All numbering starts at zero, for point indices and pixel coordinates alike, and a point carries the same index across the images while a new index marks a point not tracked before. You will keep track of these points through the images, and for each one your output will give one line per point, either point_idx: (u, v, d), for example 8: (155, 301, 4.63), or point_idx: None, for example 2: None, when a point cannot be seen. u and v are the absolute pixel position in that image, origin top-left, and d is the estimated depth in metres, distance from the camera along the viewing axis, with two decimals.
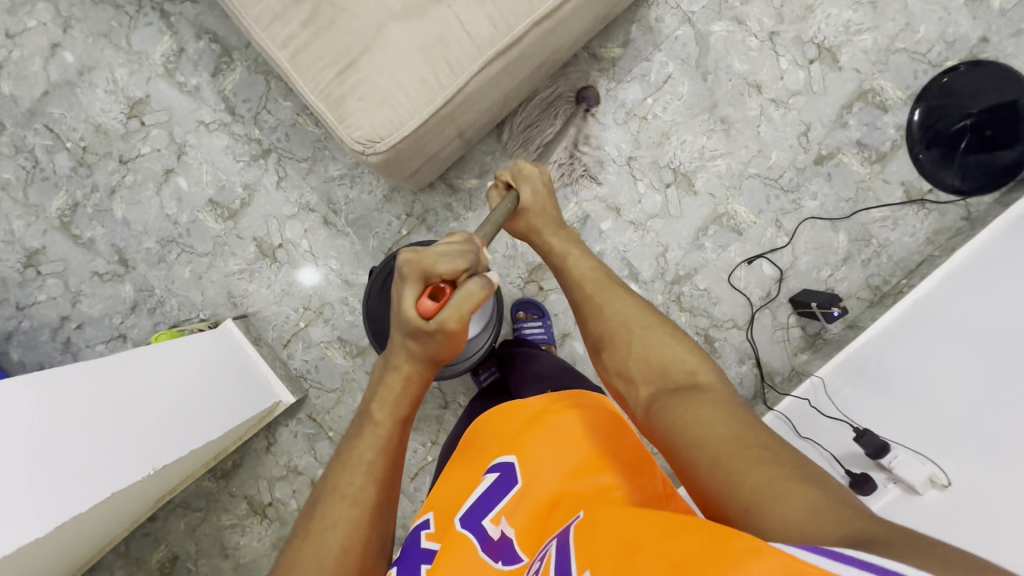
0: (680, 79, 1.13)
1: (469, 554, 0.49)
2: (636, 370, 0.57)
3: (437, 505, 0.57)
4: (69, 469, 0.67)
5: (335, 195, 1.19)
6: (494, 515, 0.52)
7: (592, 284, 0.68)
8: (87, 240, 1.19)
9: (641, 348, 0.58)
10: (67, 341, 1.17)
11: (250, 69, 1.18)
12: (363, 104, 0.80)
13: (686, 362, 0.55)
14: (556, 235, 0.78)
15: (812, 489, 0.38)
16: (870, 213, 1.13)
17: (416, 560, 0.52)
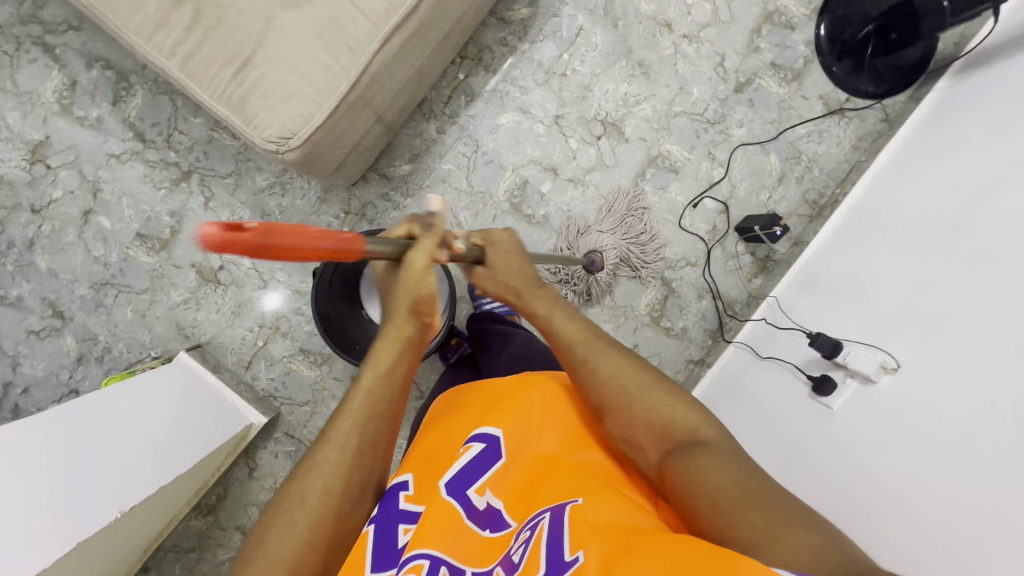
0: (591, 30, 1.12)
1: (455, 521, 0.46)
2: (640, 432, 0.52)
3: (415, 470, 0.55)
4: (38, 521, 0.66)
5: (268, 206, 1.15)
6: (478, 486, 0.50)
7: (583, 345, 0.60)
8: (13, 299, 1.13)
9: (641, 410, 0.53)
10: (15, 408, 1.11)
11: (153, 91, 1.13)
12: (268, 101, 0.77)
13: (687, 419, 0.52)
14: (542, 300, 0.66)
15: (812, 532, 0.39)
16: (795, 130, 1.16)
17: (393, 518, 0.50)
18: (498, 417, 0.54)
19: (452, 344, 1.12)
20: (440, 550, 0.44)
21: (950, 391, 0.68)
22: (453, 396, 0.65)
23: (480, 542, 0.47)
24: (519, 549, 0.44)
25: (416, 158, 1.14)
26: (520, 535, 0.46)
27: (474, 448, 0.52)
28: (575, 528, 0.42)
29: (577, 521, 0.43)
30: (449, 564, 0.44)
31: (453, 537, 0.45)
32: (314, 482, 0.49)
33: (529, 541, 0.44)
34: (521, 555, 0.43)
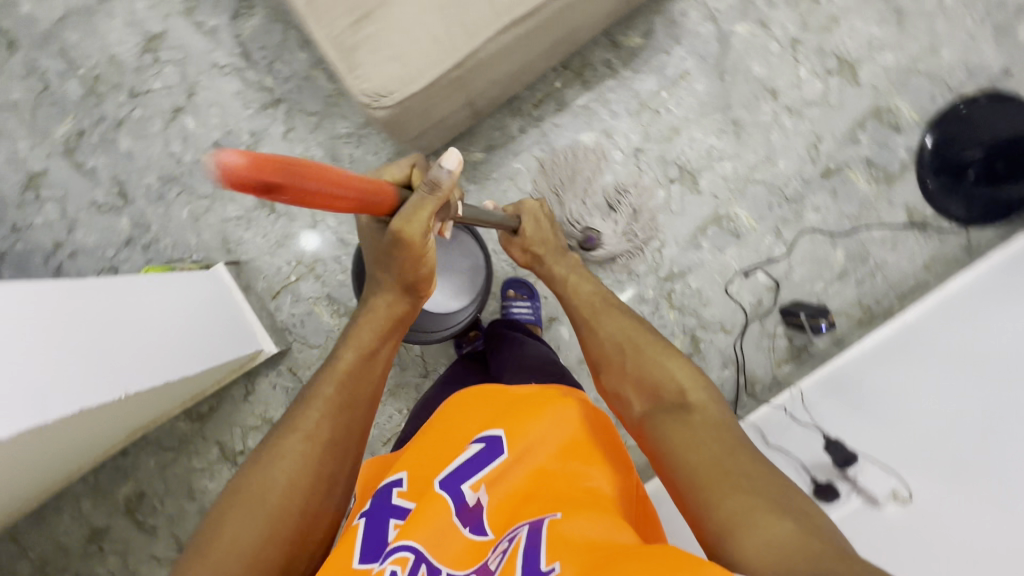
0: (697, 76, 1.12)
1: (443, 514, 0.48)
2: (628, 388, 0.58)
3: (410, 462, 0.55)
4: (50, 386, 0.68)
5: (341, 152, 1.18)
6: (474, 481, 0.51)
7: (588, 308, 0.70)
8: (90, 169, 1.21)
9: (634, 366, 0.59)
10: (58, 267, 1.21)
11: (270, 16, 1.18)
12: (375, 57, 0.80)
13: (678, 380, 0.55)
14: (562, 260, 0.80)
15: (786, 521, 0.40)
16: (870, 232, 1.13)
17: (383, 513, 0.51)
18: (501, 423, 0.55)
19: (470, 335, 1.12)
20: (423, 544, 0.46)
21: (955, 547, 0.66)
22: (462, 398, 0.61)
23: (465, 547, 0.48)
24: (495, 557, 0.47)
25: (491, 149, 1.15)
26: (500, 544, 0.48)
27: (473, 448, 0.53)
28: (553, 547, 0.44)
29: (553, 537, 0.45)
30: (428, 562, 0.46)
31: (437, 531, 0.48)
32: (273, 468, 0.53)
33: (505, 552, 0.46)
34: (498, 564, 0.45)
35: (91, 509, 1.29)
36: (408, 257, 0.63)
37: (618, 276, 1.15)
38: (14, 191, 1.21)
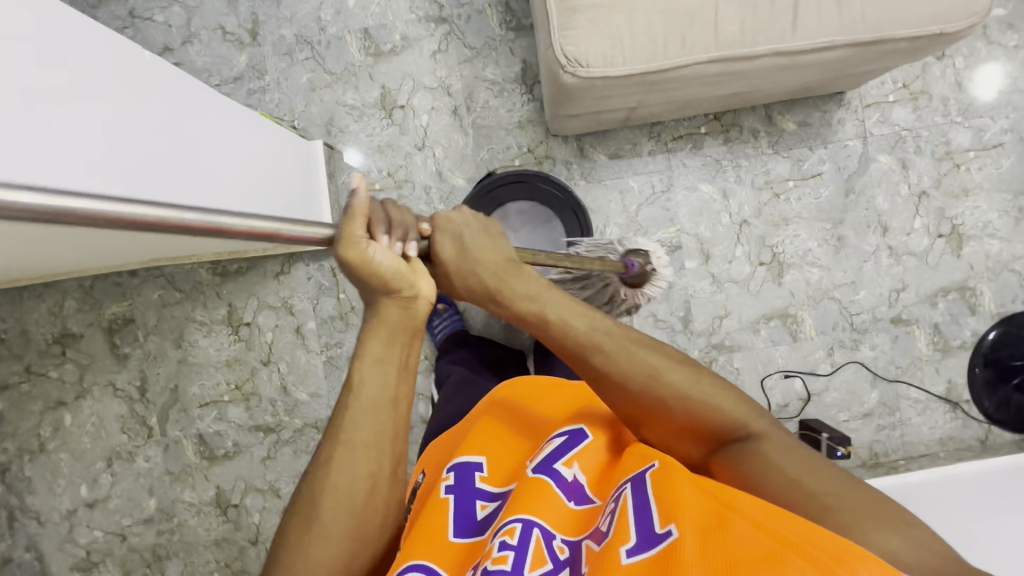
0: (826, 182, 1.15)
1: (548, 491, 0.54)
2: (681, 433, 0.60)
3: (485, 452, 0.64)
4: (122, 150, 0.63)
5: (477, 94, 1.16)
6: (566, 461, 0.57)
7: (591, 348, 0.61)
8: None
9: (677, 412, 0.59)
10: None
11: None
12: (590, 26, 0.80)
13: (730, 413, 0.59)
14: (520, 282, 0.62)
15: (878, 526, 0.47)
16: (909, 389, 1.17)
17: (471, 492, 0.59)
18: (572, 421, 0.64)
19: (438, 308, 1.17)
20: (534, 514, 0.51)
21: None
22: (503, 391, 0.74)
23: (571, 514, 0.54)
24: (608, 520, 0.51)
25: (616, 157, 1.16)
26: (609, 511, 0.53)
27: (557, 441, 0.60)
28: (661, 500, 0.49)
29: (662, 494, 0.49)
30: (541, 527, 0.51)
31: (546, 504, 0.53)
32: (331, 479, 0.57)
33: (616, 513, 0.51)
34: (611, 524, 0.50)
35: (72, 312, 1.23)
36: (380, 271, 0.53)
37: (672, 325, 1.17)
38: None
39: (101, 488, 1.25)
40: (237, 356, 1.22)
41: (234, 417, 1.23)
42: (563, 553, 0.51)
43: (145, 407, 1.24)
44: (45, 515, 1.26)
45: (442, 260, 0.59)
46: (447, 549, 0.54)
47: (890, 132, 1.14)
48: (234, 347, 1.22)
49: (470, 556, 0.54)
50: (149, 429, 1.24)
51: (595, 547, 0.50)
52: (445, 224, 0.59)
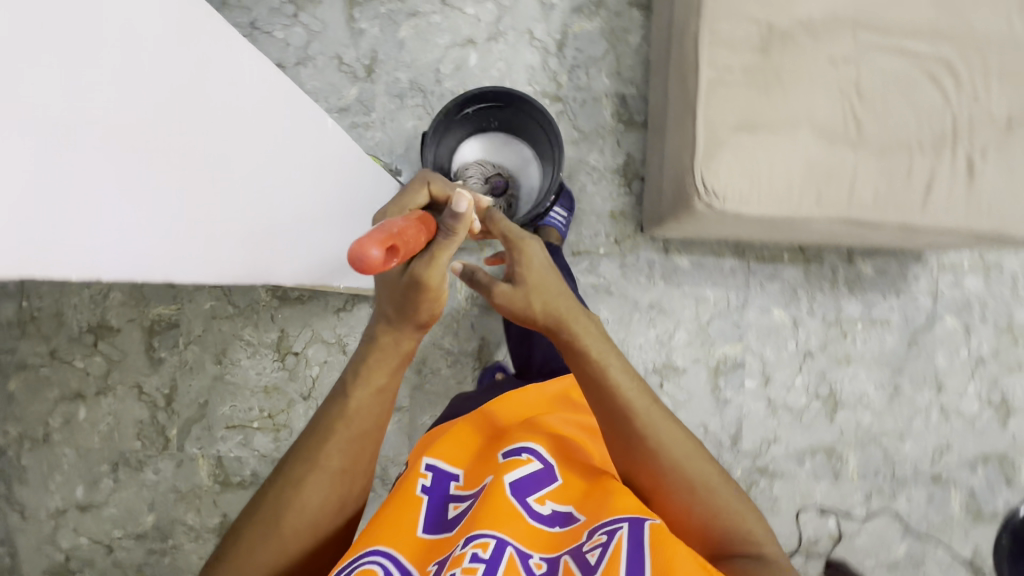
0: (892, 331, 1.18)
1: (517, 516, 0.54)
2: (693, 520, 0.57)
3: (458, 456, 0.64)
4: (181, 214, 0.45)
5: (576, 177, 1.18)
6: (538, 496, 0.58)
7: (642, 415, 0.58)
8: (357, 30, 1.18)
9: (695, 502, 0.57)
10: None
11: (603, 30, 1.18)
12: (733, 164, 0.82)
13: (742, 520, 0.56)
14: (586, 327, 0.59)
15: None
16: (937, 548, 1.18)
17: (443, 496, 0.59)
18: (537, 437, 0.63)
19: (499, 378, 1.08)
20: (504, 533, 0.52)
21: None
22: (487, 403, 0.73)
23: (541, 534, 0.55)
24: (594, 549, 0.51)
25: (698, 266, 1.18)
26: (592, 534, 0.53)
27: (533, 464, 0.59)
28: (656, 547, 0.48)
29: (656, 539, 0.49)
30: (513, 547, 0.52)
31: (519, 525, 0.54)
32: (304, 501, 0.55)
33: (606, 545, 0.50)
34: (598, 557, 0.50)
35: (115, 304, 1.18)
36: (427, 299, 0.51)
37: (721, 440, 1.17)
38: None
39: (100, 492, 1.18)
40: (277, 384, 1.18)
41: (258, 445, 1.18)
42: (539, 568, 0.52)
43: (168, 416, 1.18)
44: (30, 510, 1.18)
45: (523, 277, 0.58)
46: (411, 540, 0.55)
47: (959, 296, 1.18)
48: (276, 374, 1.18)
49: (435, 552, 0.54)
50: (166, 441, 1.18)
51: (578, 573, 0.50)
52: (532, 259, 0.59)
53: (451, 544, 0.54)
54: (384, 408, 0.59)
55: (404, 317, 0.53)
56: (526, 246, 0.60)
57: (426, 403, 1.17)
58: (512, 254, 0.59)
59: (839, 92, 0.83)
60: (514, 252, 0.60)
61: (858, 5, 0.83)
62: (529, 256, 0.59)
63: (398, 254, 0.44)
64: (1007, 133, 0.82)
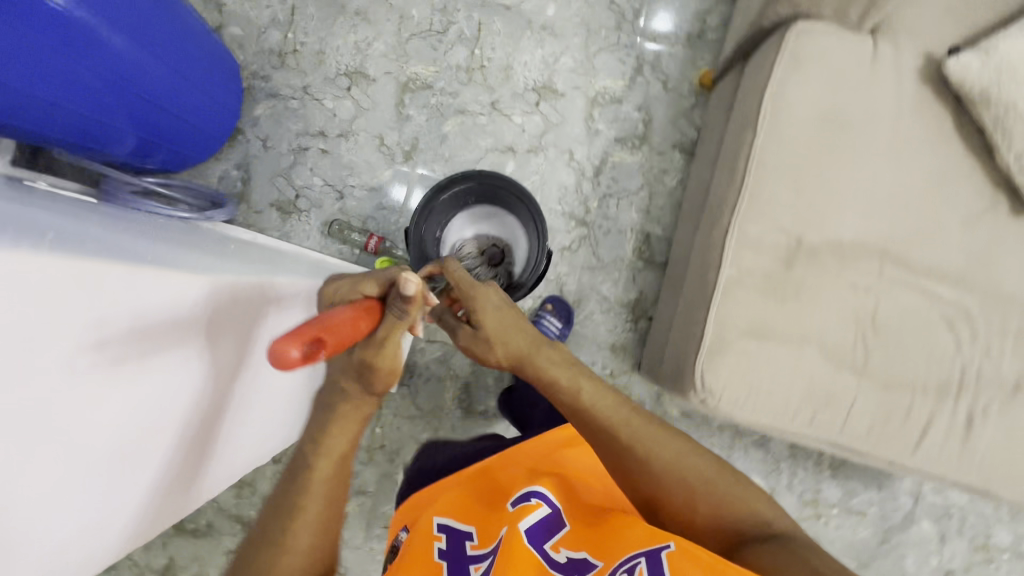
0: (866, 524, 1.16)
1: (536, 562, 0.55)
2: (699, 512, 0.61)
3: (456, 510, 0.65)
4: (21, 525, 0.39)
5: (586, 303, 1.18)
6: (552, 543, 0.58)
7: (611, 428, 0.65)
8: (404, 114, 1.20)
9: (693, 488, 0.62)
10: (305, 150, 1.20)
11: (642, 166, 1.19)
12: (735, 369, 0.82)
13: (734, 491, 0.62)
14: (547, 358, 0.70)
15: None
16: None
17: (455, 554, 0.59)
18: (538, 487, 0.65)
19: None
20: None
21: None
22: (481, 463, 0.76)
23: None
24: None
25: (687, 416, 1.17)
26: (615, 572, 0.53)
27: (542, 508, 0.62)
28: (678, 563, 0.50)
29: (678, 559, 0.50)
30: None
31: (539, 573, 0.54)
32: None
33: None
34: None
35: None
36: (383, 373, 0.56)
37: None
38: (334, 67, 1.21)
39: None
40: None
41: (219, 498, 1.18)
42: None
43: None
44: None
45: (482, 325, 0.68)
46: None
47: (940, 503, 1.17)
48: None
49: None
50: None
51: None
52: (484, 305, 0.68)
53: None
54: (344, 472, 0.58)
55: (358, 388, 0.57)
56: (478, 295, 0.68)
57: (391, 492, 1.17)
58: (470, 302, 0.68)
59: (854, 319, 0.83)
60: (469, 302, 0.68)
61: (891, 237, 0.83)
62: (483, 308, 0.68)
63: (325, 344, 0.45)
64: (1012, 396, 0.82)
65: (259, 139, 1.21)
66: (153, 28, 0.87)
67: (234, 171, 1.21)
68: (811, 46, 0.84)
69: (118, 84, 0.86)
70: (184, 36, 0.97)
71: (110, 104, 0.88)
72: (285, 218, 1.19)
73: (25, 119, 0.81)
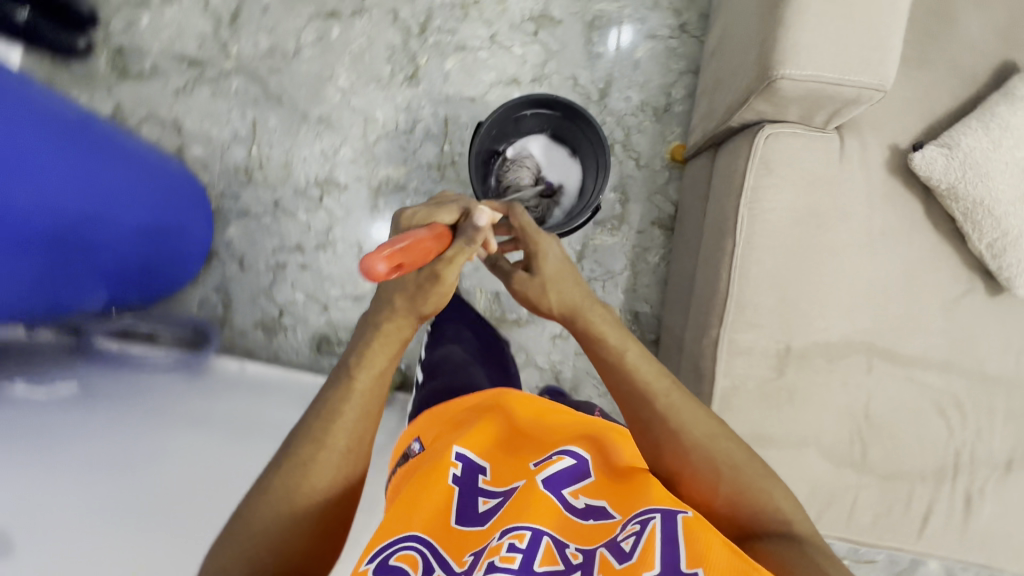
0: None
1: (552, 506, 0.53)
2: (720, 498, 0.56)
3: (481, 454, 0.62)
4: None
5: (582, 387, 1.19)
6: (572, 491, 0.56)
7: (659, 391, 0.60)
8: (380, 218, 1.19)
9: (725, 483, 0.56)
10: (283, 265, 1.18)
11: (624, 246, 1.20)
12: None
13: (766, 490, 0.55)
14: (601, 316, 0.66)
15: None
16: None
17: (473, 491, 0.57)
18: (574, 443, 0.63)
19: None
20: (543, 525, 0.51)
21: None
22: (509, 405, 0.73)
23: (577, 527, 0.52)
24: (629, 538, 0.48)
25: None
26: (627, 525, 0.50)
27: (566, 461, 0.59)
28: (689, 535, 0.46)
29: (692, 528, 0.47)
30: (549, 534, 0.50)
31: (555, 519, 0.52)
32: (254, 535, 0.48)
33: (640, 534, 0.48)
34: (635, 545, 0.47)
35: None
36: (431, 298, 0.59)
37: None
38: (304, 178, 1.19)
39: None
40: None
41: None
42: (575, 558, 0.48)
43: None
44: None
45: (540, 270, 0.67)
46: (448, 532, 0.51)
47: None
48: None
49: (470, 545, 0.51)
50: None
51: (615, 562, 0.46)
52: (545, 254, 0.68)
53: (484, 538, 0.51)
54: (384, 388, 0.58)
55: (407, 303, 0.58)
56: (541, 245, 0.68)
57: None
58: (530, 248, 0.68)
59: (849, 417, 0.85)
60: (530, 248, 0.68)
61: (876, 332, 0.85)
62: (545, 256, 0.68)
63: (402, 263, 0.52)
64: (1006, 473, 0.84)
65: (235, 259, 1.19)
66: (108, 192, 0.86)
67: (213, 294, 1.19)
68: (779, 152, 0.85)
69: (99, 255, 0.87)
70: (144, 175, 0.96)
71: (92, 274, 0.88)
72: (273, 337, 1.18)
73: (37, 317, 0.83)
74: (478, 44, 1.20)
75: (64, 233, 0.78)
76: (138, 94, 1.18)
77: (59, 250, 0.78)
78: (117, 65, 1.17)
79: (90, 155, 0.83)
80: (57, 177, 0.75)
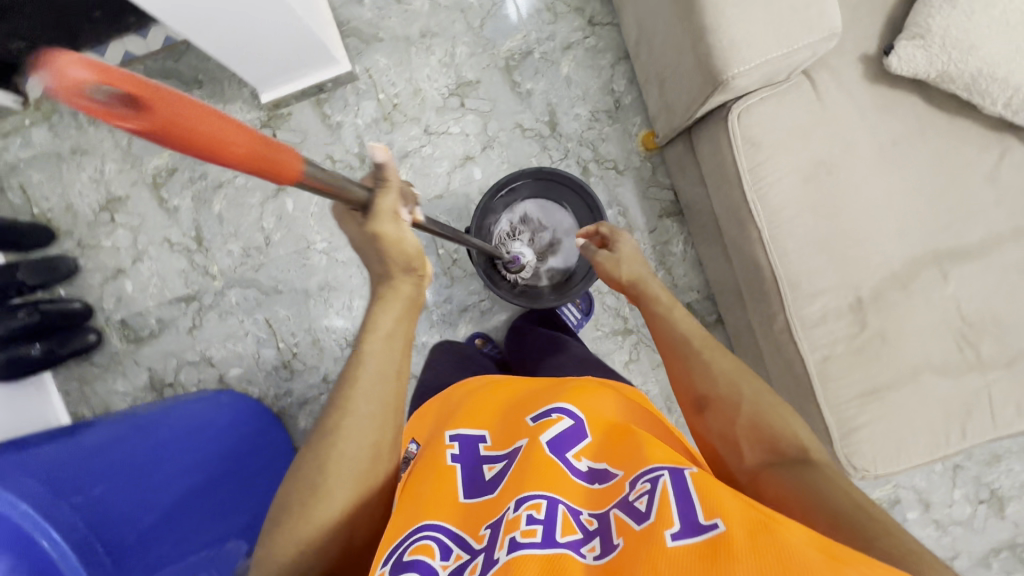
0: None
1: (559, 473, 0.49)
2: (741, 430, 0.53)
3: (479, 422, 0.58)
4: None
5: None
6: (576, 452, 0.52)
7: (699, 338, 0.61)
8: (419, 343, 1.21)
9: (749, 407, 0.54)
10: None
11: (646, 250, 1.18)
12: (874, 437, 0.83)
13: (797, 432, 0.52)
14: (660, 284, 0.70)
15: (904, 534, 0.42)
16: None
17: (473, 462, 0.54)
18: (564, 398, 0.56)
19: None
20: (550, 491, 0.47)
21: None
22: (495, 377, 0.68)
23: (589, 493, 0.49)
24: (641, 498, 0.44)
25: None
26: (635, 483, 0.46)
27: (566, 422, 0.53)
28: (703, 495, 0.43)
29: (702, 483, 0.44)
30: (565, 504, 0.46)
31: (559, 482, 0.48)
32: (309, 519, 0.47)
33: (653, 493, 0.44)
34: (648, 504, 0.43)
35: None
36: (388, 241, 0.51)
37: None
38: (336, 344, 1.22)
39: None
40: None
41: None
42: (592, 525, 0.46)
43: None
44: None
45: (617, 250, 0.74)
46: (451, 511, 0.49)
47: None
48: None
49: (482, 517, 0.48)
50: None
51: (633, 525, 0.43)
52: (629, 245, 0.75)
53: (498, 508, 0.47)
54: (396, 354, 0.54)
55: (382, 261, 0.53)
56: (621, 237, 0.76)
57: None
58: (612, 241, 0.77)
59: (948, 327, 0.83)
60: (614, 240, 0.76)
61: (934, 238, 0.84)
62: (626, 244, 0.75)
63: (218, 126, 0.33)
64: None
65: None
66: (156, 479, 0.82)
67: None
68: (757, 123, 0.82)
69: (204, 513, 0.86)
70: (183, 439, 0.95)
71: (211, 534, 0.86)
72: None
73: None
74: (416, 143, 1.18)
75: (159, 530, 0.76)
76: (160, 351, 1.23)
77: (175, 537, 0.78)
78: (130, 336, 1.23)
79: (110, 469, 0.78)
80: (111, 494, 0.74)
